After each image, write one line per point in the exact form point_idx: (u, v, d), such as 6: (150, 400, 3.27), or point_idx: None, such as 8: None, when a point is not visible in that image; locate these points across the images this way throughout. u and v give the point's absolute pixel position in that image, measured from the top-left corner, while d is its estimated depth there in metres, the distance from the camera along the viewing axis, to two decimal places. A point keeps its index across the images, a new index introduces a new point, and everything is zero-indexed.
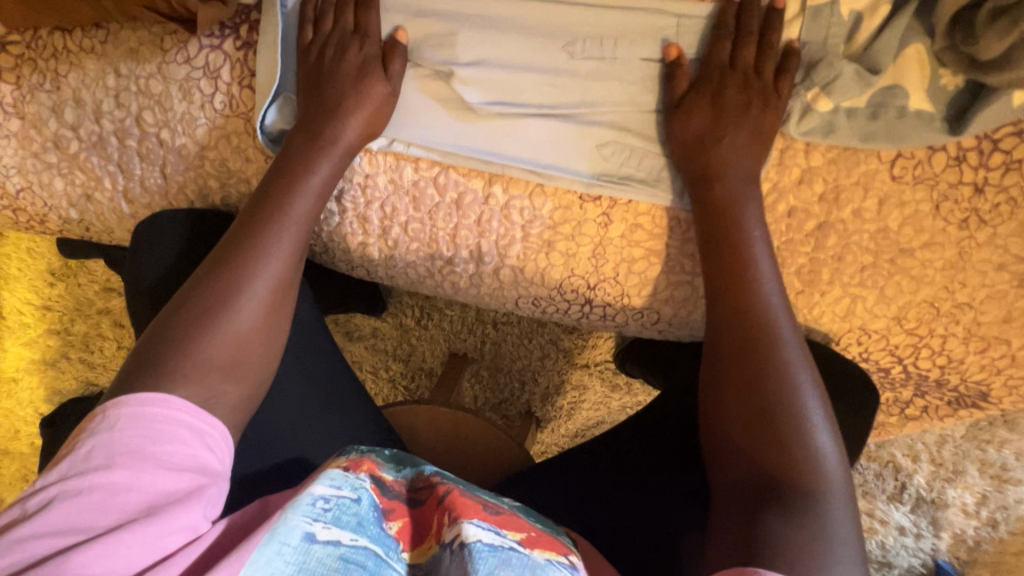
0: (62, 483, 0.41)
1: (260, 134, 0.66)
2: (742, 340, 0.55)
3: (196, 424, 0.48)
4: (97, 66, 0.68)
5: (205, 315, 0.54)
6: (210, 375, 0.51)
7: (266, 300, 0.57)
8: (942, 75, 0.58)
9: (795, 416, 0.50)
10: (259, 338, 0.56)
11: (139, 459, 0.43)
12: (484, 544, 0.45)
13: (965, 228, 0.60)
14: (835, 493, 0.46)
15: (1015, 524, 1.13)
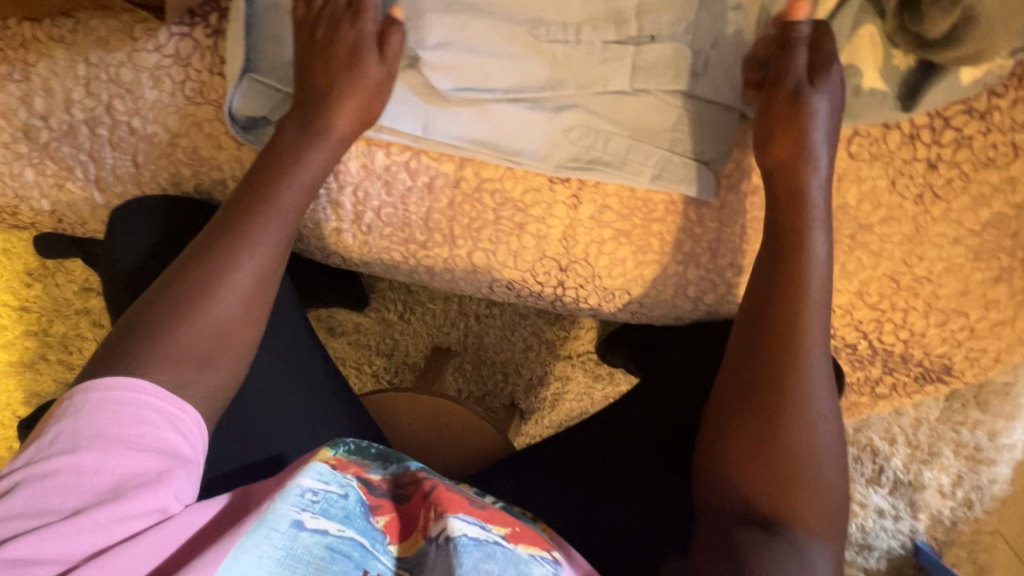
0: (28, 467, 0.41)
1: (229, 120, 0.66)
2: (771, 351, 0.55)
3: (167, 407, 0.46)
4: (66, 54, 0.68)
5: (182, 305, 0.52)
6: (185, 365, 0.49)
7: (246, 292, 0.54)
8: (894, 55, 0.60)
9: (808, 450, 0.53)
10: (238, 329, 0.54)
11: (103, 442, 0.42)
12: (468, 537, 0.45)
13: (920, 203, 0.63)
14: (823, 529, 0.51)
15: (989, 503, 1.14)
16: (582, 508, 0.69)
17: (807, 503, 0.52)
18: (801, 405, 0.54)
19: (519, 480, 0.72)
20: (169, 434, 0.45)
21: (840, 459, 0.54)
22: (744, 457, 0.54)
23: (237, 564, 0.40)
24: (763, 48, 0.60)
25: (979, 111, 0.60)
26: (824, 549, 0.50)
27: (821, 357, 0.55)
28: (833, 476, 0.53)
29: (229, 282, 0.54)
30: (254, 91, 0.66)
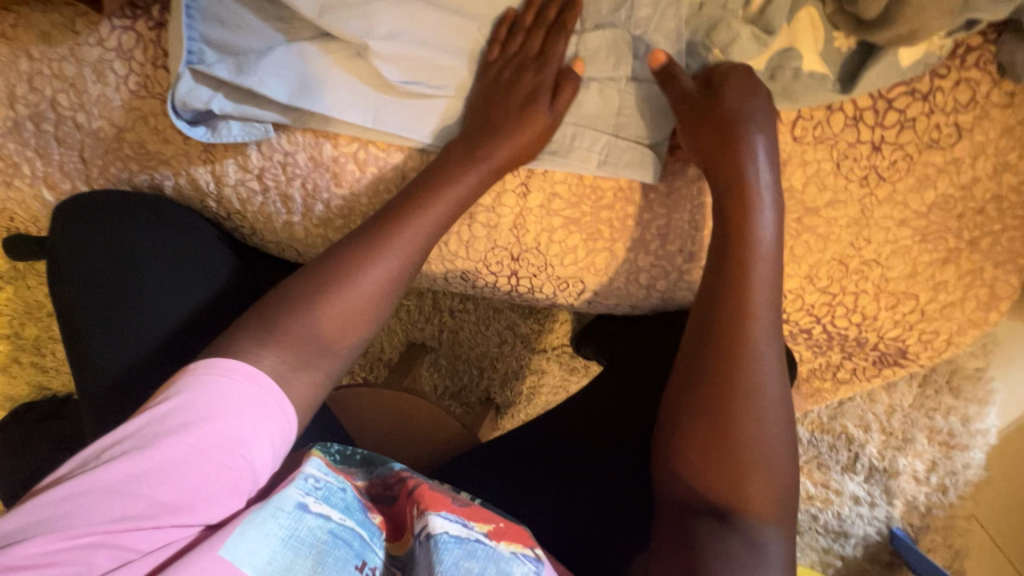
0: (135, 438, 0.45)
1: (173, 116, 0.63)
2: (723, 340, 0.56)
3: (256, 418, 0.49)
4: (8, 50, 0.67)
5: (321, 290, 0.57)
6: (307, 349, 0.55)
7: (374, 290, 0.58)
8: (836, 37, 0.60)
9: (757, 440, 0.53)
10: (359, 322, 0.58)
11: (204, 435, 0.46)
12: (449, 535, 0.47)
13: (865, 185, 0.63)
14: (778, 520, 0.51)
15: (964, 488, 1.10)
16: (546, 504, 0.68)
17: (757, 491, 0.51)
18: (751, 396, 0.54)
19: (483, 478, 0.70)
20: (263, 437, 0.49)
21: (790, 448, 0.54)
22: (699, 451, 0.54)
23: (246, 537, 0.42)
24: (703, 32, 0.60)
25: (921, 92, 0.60)
26: (779, 540, 0.50)
27: (769, 347, 0.55)
28: (786, 465, 0.53)
29: (354, 289, 0.57)
30: (198, 83, 0.63)
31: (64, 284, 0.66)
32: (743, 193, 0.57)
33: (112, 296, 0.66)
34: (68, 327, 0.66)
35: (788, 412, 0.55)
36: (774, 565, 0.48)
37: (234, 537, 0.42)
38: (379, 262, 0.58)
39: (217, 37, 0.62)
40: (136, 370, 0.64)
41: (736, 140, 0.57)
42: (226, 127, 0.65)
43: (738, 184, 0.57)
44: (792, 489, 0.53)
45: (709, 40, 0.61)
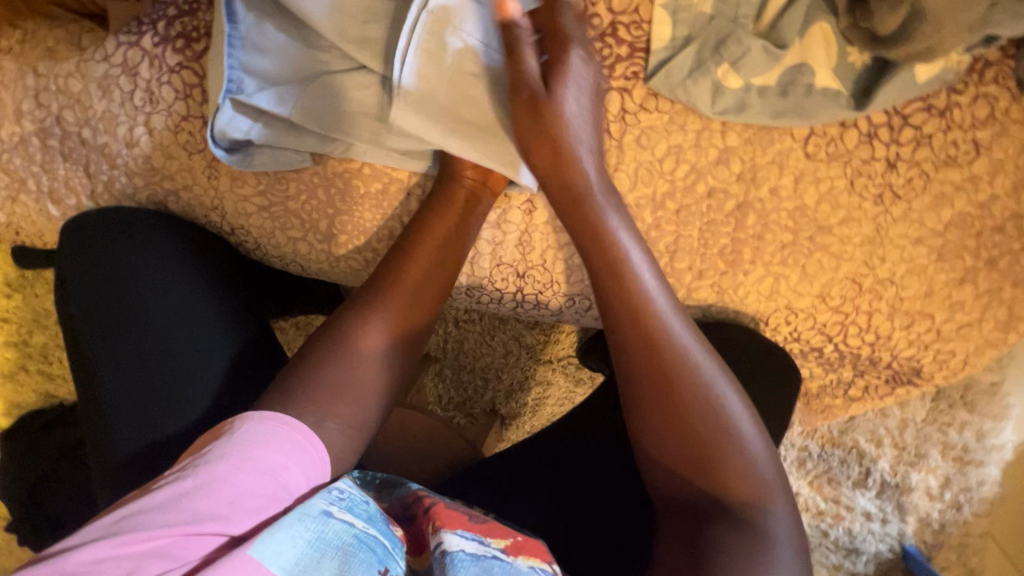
0: (181, 469, 0.46)
1: (212, 144, 0.63)
2: (648, 339, 0.54)
3: (292, 446, 0.50)
4: (15, 66, 0.67)
5: (337, 347, 0.59)
6: (330, 402, 0.56)
7: (387, 336, 0.61)
8: (850, 52, 0.59)
9: (730, 437, 0.51)
10: (377, 369, 0.60)
11: (242, 455, 0.47)
12: (465, 553, 0.45)
13: (880, 203, 0.61)
14: (778, 505, 0.50)
15: (978, 505, 1.08)
16: (556, 520, 0.67)
17: (738, 477, 0.50)
18: (708, 404, 0.52)
19: (491, 493, 0.69)
20: (295, 463, 0.50)
21: (762, 438, 0.53)
22: (675, 461, 0.52)
23: (275, 538, 0.42)
24: (710, 50, 0.60)
25: (938, 108, 0.58)
26: (777, 518, 0.49)
27: (698, 348, 0.55)
28: (764, 458, 0.51)
29: (371, 338, 0.60)
30: (236, 113, 0.63)
31: (70, 303, 0.67)
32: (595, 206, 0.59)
33: (118, 310, 0.66)
34: (76, 348, 0.66)
35: (744, 401, 0.54)
36: (785, 549, 0.47)
37: (264, 539, 0.42)
38: (372, 299, 0.62)
39: (257, 68, 0.63)
40: (135, 390, 0.63)
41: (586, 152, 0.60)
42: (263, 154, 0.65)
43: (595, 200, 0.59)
44: (780, 476, 0.52)
45: (720, 54, 0.59)
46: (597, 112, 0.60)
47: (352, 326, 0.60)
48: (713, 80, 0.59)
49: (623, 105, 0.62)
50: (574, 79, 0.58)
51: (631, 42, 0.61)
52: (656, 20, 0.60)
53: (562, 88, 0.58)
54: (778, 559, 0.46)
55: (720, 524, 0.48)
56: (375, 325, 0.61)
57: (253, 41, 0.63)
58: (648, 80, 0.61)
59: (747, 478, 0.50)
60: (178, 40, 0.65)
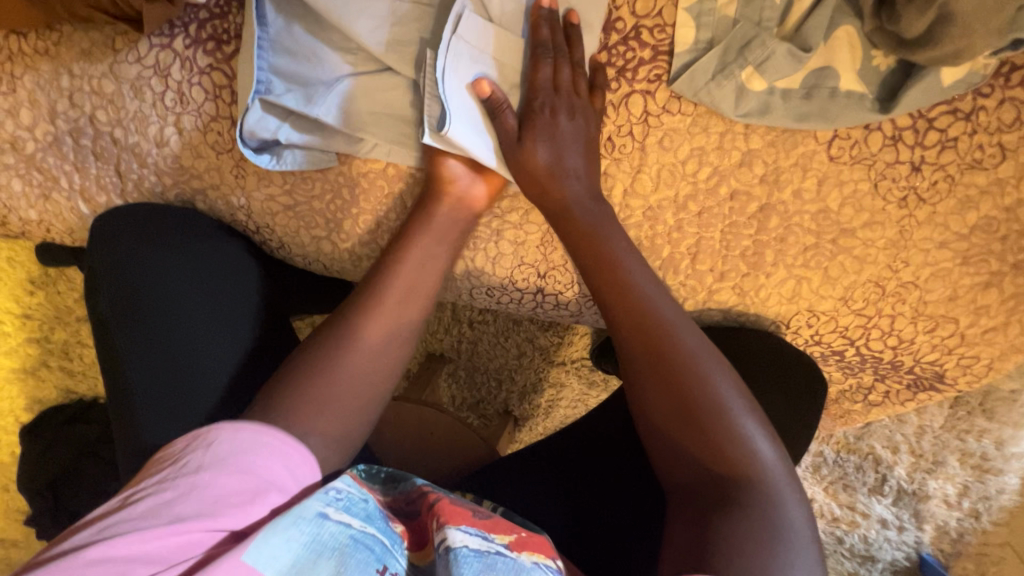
0: (157, 477, 0.44)
1: (241, 143, 0.64)
2: (637, 321, 0.55)
3: (276, 442, 0.48)
4: (51, 67, 0.69)
5: (331, 355, 0.57)
6: (322, 415, 0.54)
7: (379, 346, 0.59)
8: (875, 56, 0.59)
9: (726, 418, 0.49)
10: (368, 378, 0.58)
11: (218, 459, 0.45)
12: (469, 549, 0.43)
13: (904, 206, 0.61)
14: (784, 492, 0.46)
15: (997, 514, 1.06)
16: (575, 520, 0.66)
17: (740, 453, 0.47)
18: (703, 385, 0.50)
19: (509, 491, 0.69)
20: (275, 460, 0.47)
21: (762, 425, 0.50)
22: (674, 440, 0.51)
23: (269, 544, 0.40)
24: (734, 53, 0.60)
25: (964, 112, 0.58)
26: (784, 496, 0.46)
27: (692, 335, 0.54)
28: (765, 443, 0.48)
29: (363, 347, 0.58)
30: (265, 113, 0.64)
31: (99, 297, 0.69)
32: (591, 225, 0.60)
33: (143, 303, 0.68)
34: (103, 340, 0.68)
35: (742, 389, 0.52)
36: (794, 531, 0.43)
37: (256, 545, 0.39)
38: (357, 304, 0.61)
39: (286, 70, 0.64)
40: (162, 381, 0.64)
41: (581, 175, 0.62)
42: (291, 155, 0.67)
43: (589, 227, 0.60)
44: (786, 465, 0.48)
45: (744, 58, 0.59)
46: (577, 136, 0.61)
47: (346, 332, 0.59)
48: (737, 82, 0.60)
49: (646, 107, 0.63)
50: (541, 126, 0.61)
51: (655, 45, 0.61)
52: (680, 23, 0.60)
53: (532, 132, 0.61)
54: (786, 537, 0.43)
55: (718, 507, 0.45)
56: (370, 333, 0.59)
57: (282, 45, 0.64)
58: (672, 82, 0.61)
59: (747, 453, 0.47)
60: (208, 43, 0.66)
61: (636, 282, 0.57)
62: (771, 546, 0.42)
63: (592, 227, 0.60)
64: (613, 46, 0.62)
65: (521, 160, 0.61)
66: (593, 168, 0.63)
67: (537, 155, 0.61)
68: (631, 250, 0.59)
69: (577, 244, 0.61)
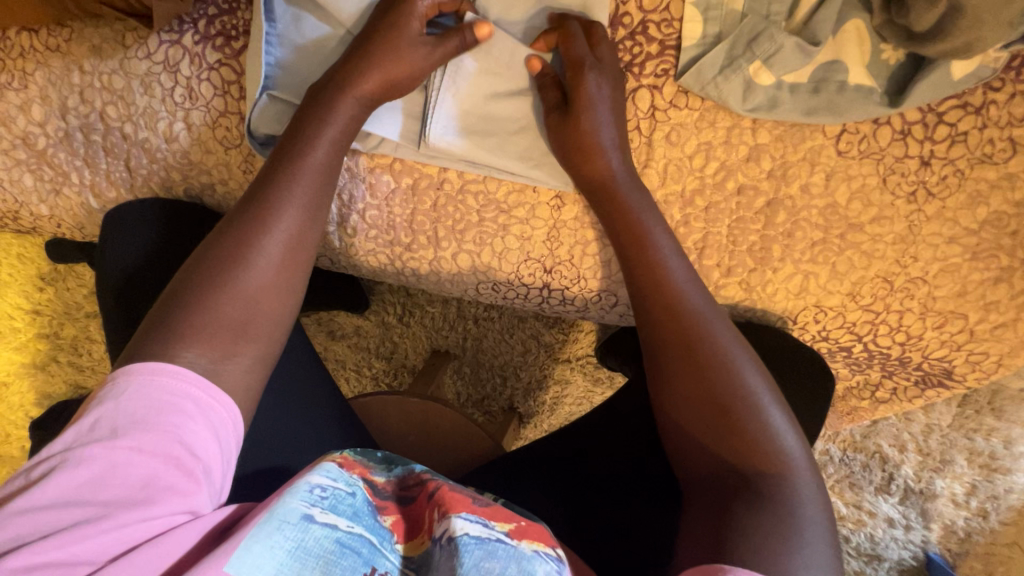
0: (67, 452, 0.39)
1: (248, 138, 0.64)
2: (665, 307, 0.55)
3: (203, 399, 0.44)
4: (62, 63, 0.70)
5: (222, 272, 0.51)
6: (220, 335, 0.48)
7: (279, 259, 0.53)
8: (884, 50, 0.59)
9: (754, 411, 0.48)
10: (273, 295, 0.52)
11: (141, 435, 0.40)
12: (469, 536, 0.43)
13: (913, 201, 0.61)
14: (806, 486, 0.45)
15: (1006, 514, 1.05)
16: (581, 517, 0.66)
17: (761, 446, 0.47)
18: (731, 377, 0.50)
19: (517, 486, 0.69)
20: (203, 427, 0.43)
21: (789, 420, 0.50)
22: (698, 433, 0.50)
23: (251, 553, 0.39)
24: (743, 46, 0.60)
25: (974, 106, 0.58)
26: (806, 492, 0.45)
27: (723, 327, 0.54)
28: (791, 437, 0.48)
29: (259, 262, 0.52)
30: (273, 107, 0.65)
31: (108, 292, 0.69)
32: (624, 207, 0.60)
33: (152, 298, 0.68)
34: (112, 335, 0.68)
35: (770, 382, 0.51)
36: (812, 528, 0.43)
37: (238, 555, 0.39)
38: (240, 233, 0.53)
39: (294, 65, 0.64)
40: None
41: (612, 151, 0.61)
42: None
43: (624, 208, 0.60)
44: (810, 459, 0.48)
45: (752, 52, 0.59)
46: (610, 106, 0.60)
47: (239, 251, 0.52)
48: (745, 76, 0.60)
49: (653, 102, 0.63)
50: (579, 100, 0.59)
51: (662, 40, 0.61)
52: (687, 17, 0.60)
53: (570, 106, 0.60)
54: (807, 535, 0.42)
55: (741, 498, 0.45)
56: (268, 247, 0.53)
57: (291, 40, 0.64)
58: (679, 77, 0.61)
59: (772, 449, 0.47)
60: (217, 38, 0.67)
61: (672, 272, 0.56)
62: (789, 540, 0.41)
63: (633, 210, 0.60)
64: (621, 41, 0.62)
65: (566, 125, 0.61)
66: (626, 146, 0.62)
67: (586, 118, 0.59)
68: (665, 235, 0.59)
69: (613, 225, 0.61)
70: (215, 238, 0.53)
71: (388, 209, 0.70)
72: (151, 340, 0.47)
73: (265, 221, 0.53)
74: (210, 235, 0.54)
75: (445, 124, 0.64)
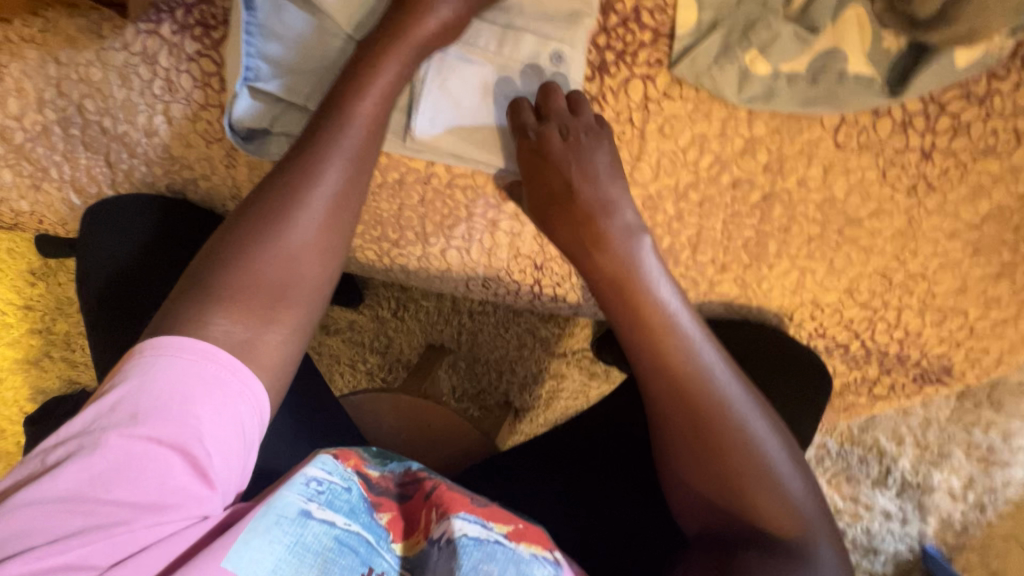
0: (83, 437, 0.38)
1: (230, 133, 0.63)
2: (656, 350, 0.52)
3: (229, 389, 0.42)
4: (36, 55, 0.67)
5: (260, 232, 0.49)
6: (256, 301, 0.47)
7: (320, 218, 0.51)
8: (885, 37, 0.56)
9: (762, 460, 0.48)
10: (313, 255, 0.50)
11: (160, 425, 0.39)
12: (469, 538, 0.42)
13: (913, 194, 0.59)
14: (817, 538, 0.46)
15: (1003, 507, 1.04)
16: (575, 515, 0.65)
17: (769, 496, 0.46)
18: (733, 422, 0.49)
19: (510, 486, 0.68)
20: (226, 419, 0.41)
21: (797, 462, 0.49)
22: (704, 479, 0.49)
23: (250, 547, 0.38)
24: (739, 33, 0.57)
25: (978, 96, 0.56)
26: (816, 540, 0.45)
27: (730, 372, 0.51)
28: (796, 481, 0.48)
29: (295, 225, 0.50)
30: (255, 101, 0.62)
31: (92, 291, 0.69)
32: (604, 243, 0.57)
33: (135, 298, 0.68)
34: (95, 334, 0.67)
35: (771, 421, 0.51)
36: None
37: (238, 548, 0.38)
38: (273, 199, 0.50)
39: (273, 55, 0.61)
40: None
41: (593, 181, 0.58)
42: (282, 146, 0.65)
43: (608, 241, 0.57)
44: (817, 500, 0.48)
45: (748, 40, 0.57)
46: (596, 148, 0.59)
47: (276, 215, 0.49)
48: (740, 66, 0.57)
49: (646, 92, 0.61)
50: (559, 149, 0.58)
51: (655, 27, 0.59)
52: (682, 4, 0.58)
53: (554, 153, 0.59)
54: None
55: (752, 551, 0.44)
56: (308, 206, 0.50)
57: (268, 29, 0.61)
58: (673, 67, 0.59)
59: (780, 497, 0.47)
60: (196, 28, 0.64)
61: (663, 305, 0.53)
62: None
63: (618, 247, 0.56)
64: (613, 28, 0.59)
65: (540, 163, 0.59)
66: (613, 174, 0.59)
67: (553, 175, 0.59)
68: (654, 266, 0.56)
69: (595, 266, 0.57)
70: (245, 207, 0.51)
71: (374, 204, 0.68)
72: (188, 304, 0.46)
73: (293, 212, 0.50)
74: (242, 204, 0.51)
75: (432, 118, 0.61)
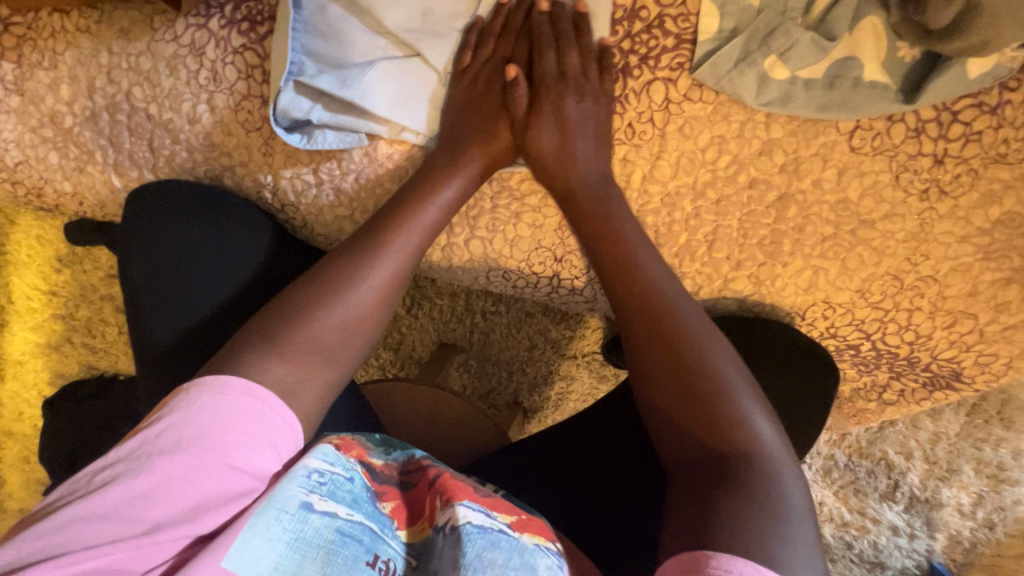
0: (129, 461, 0.43)
1: (274, 123, 0.66)
2: (638, 309, 0.57)
3: (266, 421, 0.48)
4: (91, 44, 0.71)
5: (324, 296, 0.57)
6: (313, 359, 0.54)
7: (377, 291, 0.59)
8: (899, 47, 0.59)
9: (733, 406, 0.50)
10: (365, 325, 0.58)
11: (200, 450, 0.44)
12: (473, 526, 0.44)
13: (926, 199, 0.61)
14: (785, 480, 0.46)
15: (1013, 526, 1.03)
16: (587, 505, 0.67)
17: (737, 435, 0.48)
18: (709, 371, 0.52)
19: (520, 476, 0.70)
20: (260, 448, 0.47)
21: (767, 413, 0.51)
22: (680, 428, 0.51)
23: (249, 546, 0.40)
24: (758, 40, 0.61)
25: (989, 106, 0.58)
26: (786, 480, 0.46)
27: (705, 332, 0.55)
28: (767, 427, 0.49)
29: (354, 293, 0.58)
30: (298, 94, 0.66)
31: (128, 269, 0.72)
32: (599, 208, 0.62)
33: (167, 277, 0.70)
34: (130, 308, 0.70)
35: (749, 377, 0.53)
36: (792, 512, 0.43)
37: (238, 547, 0.40)
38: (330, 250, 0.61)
39: (317, 50, 0.65)
40: (184, 350, 0.67)
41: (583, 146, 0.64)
42: (321, 134, 0.67)
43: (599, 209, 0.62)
44: (787, 448, 0.49)
45: (768, 46, 0.60)
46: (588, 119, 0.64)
47: (341, 274, 0.58)
48: (760, 71, 0.60)
49: (667, 95, 0.63)
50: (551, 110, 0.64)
51: (678, 33, 0.61)
52: (705, 12, 0.61)
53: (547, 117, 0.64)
54: (782, 516, 0.43)
55: (719, 486, 0.45)
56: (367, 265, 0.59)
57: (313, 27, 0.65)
58: (694, 70, 0.61)
59: (749, 437, 0.48)
60: (243, 23, 0.68)
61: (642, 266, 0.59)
62: (765, 522, 0.42)
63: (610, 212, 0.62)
64: (637, 34, 0.62)
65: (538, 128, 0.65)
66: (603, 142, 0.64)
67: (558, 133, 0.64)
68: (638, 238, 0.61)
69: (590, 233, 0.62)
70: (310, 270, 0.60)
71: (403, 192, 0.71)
72: (254, 349, 0.52)
73: (334, 297, 0.57)
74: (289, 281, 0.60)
75: None
